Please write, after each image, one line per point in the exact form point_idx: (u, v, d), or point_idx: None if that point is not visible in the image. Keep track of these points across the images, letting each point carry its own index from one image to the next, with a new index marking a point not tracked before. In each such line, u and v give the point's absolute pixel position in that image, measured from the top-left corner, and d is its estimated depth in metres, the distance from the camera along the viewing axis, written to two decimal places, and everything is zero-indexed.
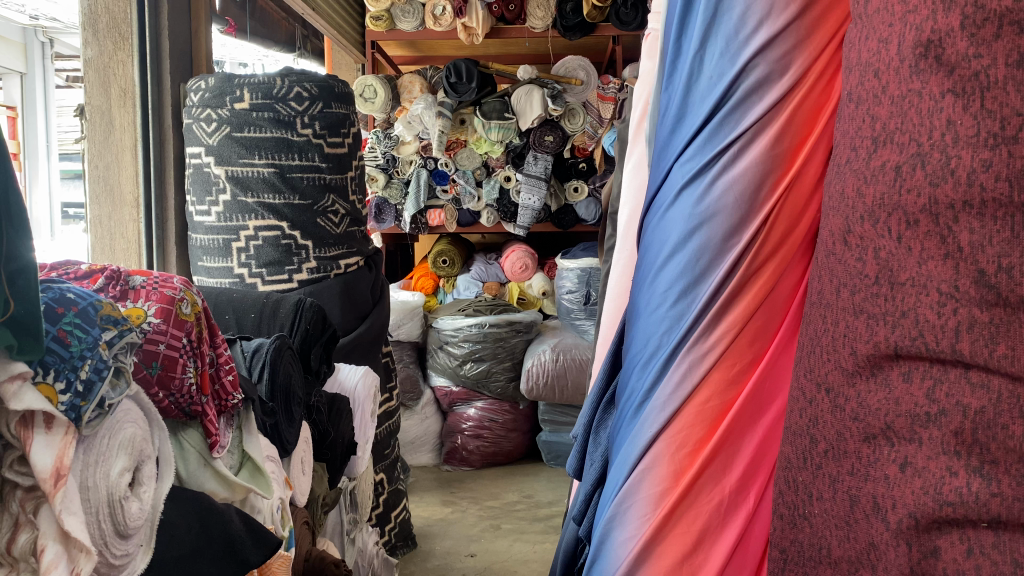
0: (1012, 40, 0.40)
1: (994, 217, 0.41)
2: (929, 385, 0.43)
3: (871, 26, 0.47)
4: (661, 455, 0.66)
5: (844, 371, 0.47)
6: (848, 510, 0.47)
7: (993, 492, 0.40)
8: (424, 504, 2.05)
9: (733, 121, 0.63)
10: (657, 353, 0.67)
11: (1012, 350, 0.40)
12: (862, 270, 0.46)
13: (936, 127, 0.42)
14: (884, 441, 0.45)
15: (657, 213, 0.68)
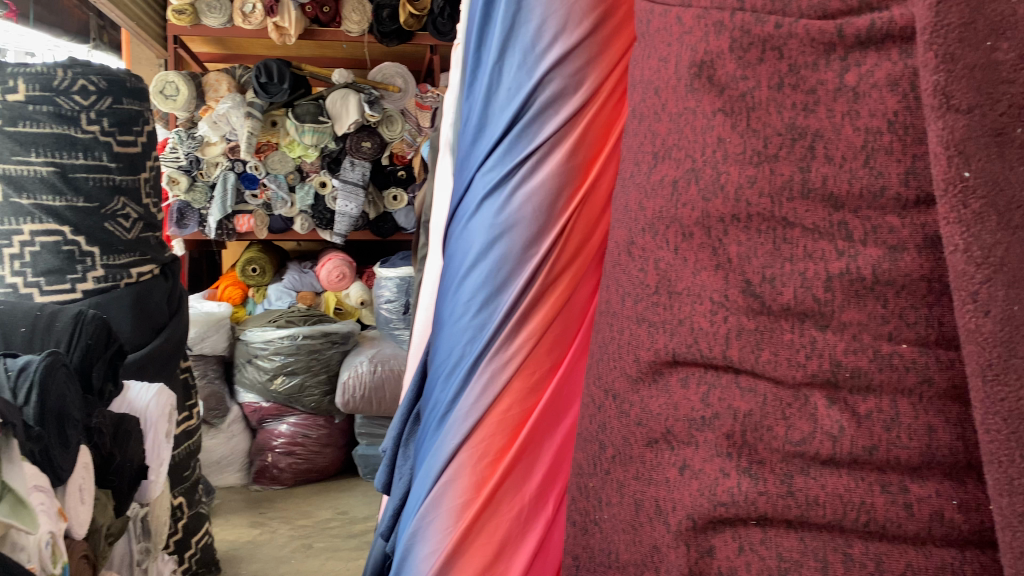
0: (774, 64, 0.43)
1: (759, 231, 0.43)
2: (705, 389, 0.45)
3: (653, 45, 0.50)
4: (463, 466, 0.65)
5: (629, 377, 0.49)
6: (633, 514, 0.48)
7: (759, 491, 0.43)
8: (230, 526, 1.94)
9: (531, 133, 0.63)
10: (459, 364, 0.67)
11: (775, 355, 0.43)
12: (643, 279, 0.48)
13: (708, 144, 0.45)
14: (665, 445, 0.47)
15: (460, 222, 0.67)
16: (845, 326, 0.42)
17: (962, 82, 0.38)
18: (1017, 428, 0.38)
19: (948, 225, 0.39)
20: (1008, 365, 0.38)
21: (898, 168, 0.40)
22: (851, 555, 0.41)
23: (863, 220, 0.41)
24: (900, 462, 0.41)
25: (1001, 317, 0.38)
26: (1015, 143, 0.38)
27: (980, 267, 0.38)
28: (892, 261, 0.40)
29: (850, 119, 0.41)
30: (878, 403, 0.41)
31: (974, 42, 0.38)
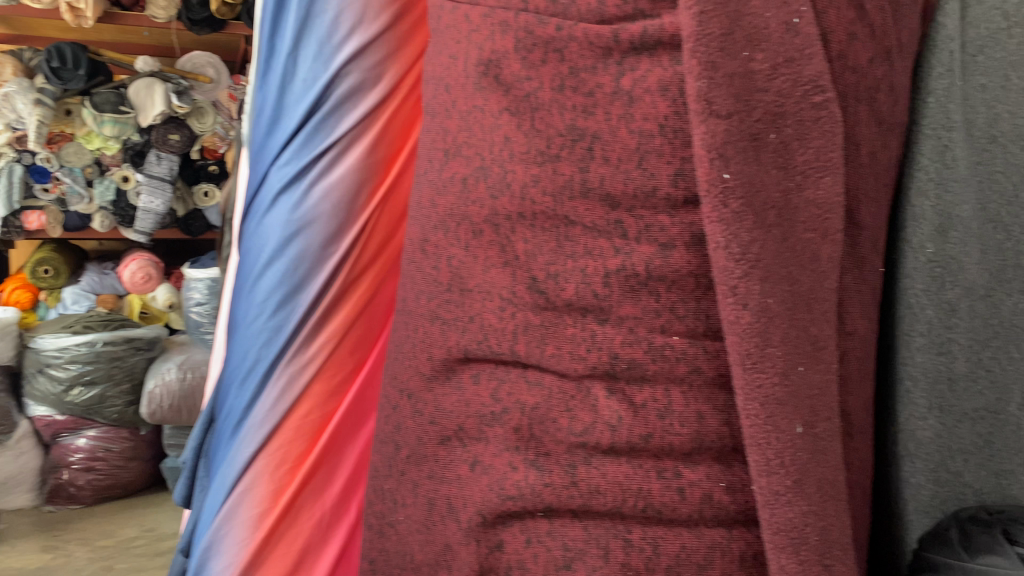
0: (556, 66, 0.44)
1: (543, 228, 0.44)
2: (495, 384, 0.46)
3: (443, 42, 0.50)
4: (260, 474, 0.63)
5: (423, 375, 0.49)
6: (426, 513, 0.48)
7: (545, 482, 0.44)
8: (17, 553, 1.77)
9: (328, 127, 0.61)
10: (254, 369, 0.63)
11: (559, 350, 0.44)
12: (436, 277, 0.48)
13: (496, 142, 0.45)
14: (457, 443, 0.47)
15: (254, 218, 0.64)
16: (622, 320, 0.43)
17: (722, 89, 0.40)
18: (772, 411, 0.41)
19: (711, 224, 0.41)
20: (763, 354, 0.41)
21: (668, 169, 0.42)
22: (631, 540, 0.43)
23: (637, 219, 0.43)
24: (674, 448, 0.44)
25: (757, 308, 0.41)
26: (768, 148, 0.41)
27: (739, 262, 0.41)
28: (663, 257, 0.42)
29: (625, 122, 0.42)
30: (652, 393, 0.44)
31: (732, 53, 0.41)
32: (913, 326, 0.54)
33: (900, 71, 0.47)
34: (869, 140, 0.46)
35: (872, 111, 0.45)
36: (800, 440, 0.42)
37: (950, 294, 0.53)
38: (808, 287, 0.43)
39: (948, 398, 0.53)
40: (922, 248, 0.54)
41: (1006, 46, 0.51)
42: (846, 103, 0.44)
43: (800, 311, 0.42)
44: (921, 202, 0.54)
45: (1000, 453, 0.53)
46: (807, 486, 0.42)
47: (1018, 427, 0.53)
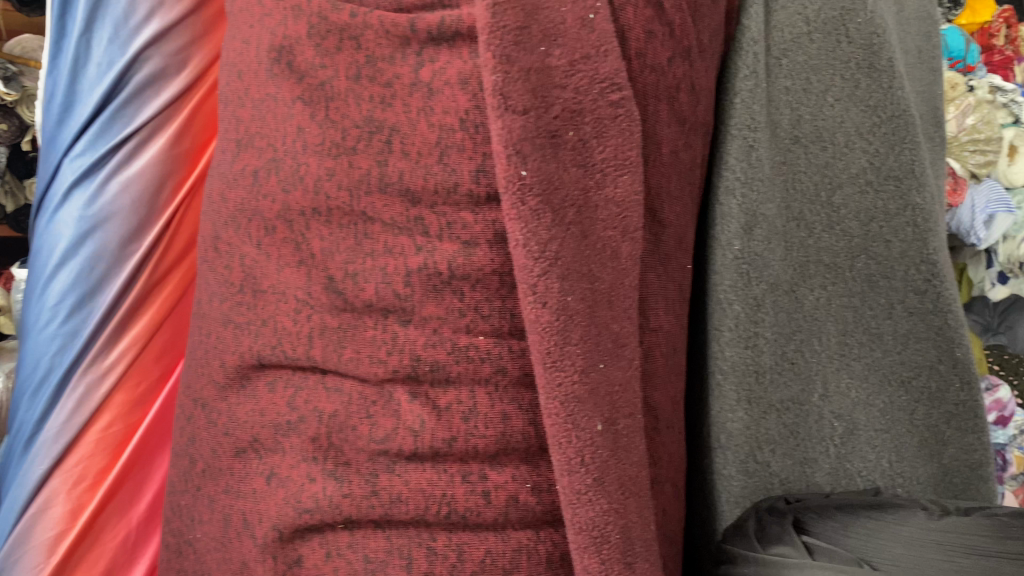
0: (351, 54, 0.42)
1: (340, 225, 0.42)
2: (291, 392, 0.43)
3: (237, 27, 0.48)
4: (57, 493, 0.57)
5: (216, 384, 0.46)
6: (222, 530, 0.45)
7: (343, 493, 0.41)
8: None
9: (126, 116, 0.59)
10: (47, 378, 0.58)
11: (357, 353, 0.42)
12: (227, 278, 0.46)
13: (289, 133, 0.43)
14: (253, 454, 0.44)
15: (43, 215, 0.59)
16: (426, 321, 0.42)
17: (518, 83, 0.39)
18: (572, 410, 0.41)
19: (510, 222, 0.40)
20: (563, 353, 0.40)
21: (469, 165, 0.40)
22: (434, 548, 0.41)
23: (439, 216, 0.41)
24: (478, 451, 0.42)
25: (556, 307, 0.40)
26: (567, 146, 0.41)
27: (538, 260, 0.40)
28: (466, 256, 0.41)
29: (425, 114, 0.41)
30: (457, 395, 0.42)
31: (528, 47, 0.40)
32: (722, 320, 0.55)
33: (701, 71, 0.48)
34: (670, 139, 0.46)
35: (673, 110, 0.46)
36: (601, 438, 0.41)
37: (756, 289, 0.54)
38: (608, 285, 0.43)
39: (755, 390, 0.55)
40: (730, 245, 0.55)
41: (807, 50, 0.56)
42: (645, 101, 0.44)
43: (601, 310, 0.42)
44: (729, 199, 0.55)
45: (803, 442, 0.56)
46: (608, 484, 0.41)
47: (820, 416, 0.57)
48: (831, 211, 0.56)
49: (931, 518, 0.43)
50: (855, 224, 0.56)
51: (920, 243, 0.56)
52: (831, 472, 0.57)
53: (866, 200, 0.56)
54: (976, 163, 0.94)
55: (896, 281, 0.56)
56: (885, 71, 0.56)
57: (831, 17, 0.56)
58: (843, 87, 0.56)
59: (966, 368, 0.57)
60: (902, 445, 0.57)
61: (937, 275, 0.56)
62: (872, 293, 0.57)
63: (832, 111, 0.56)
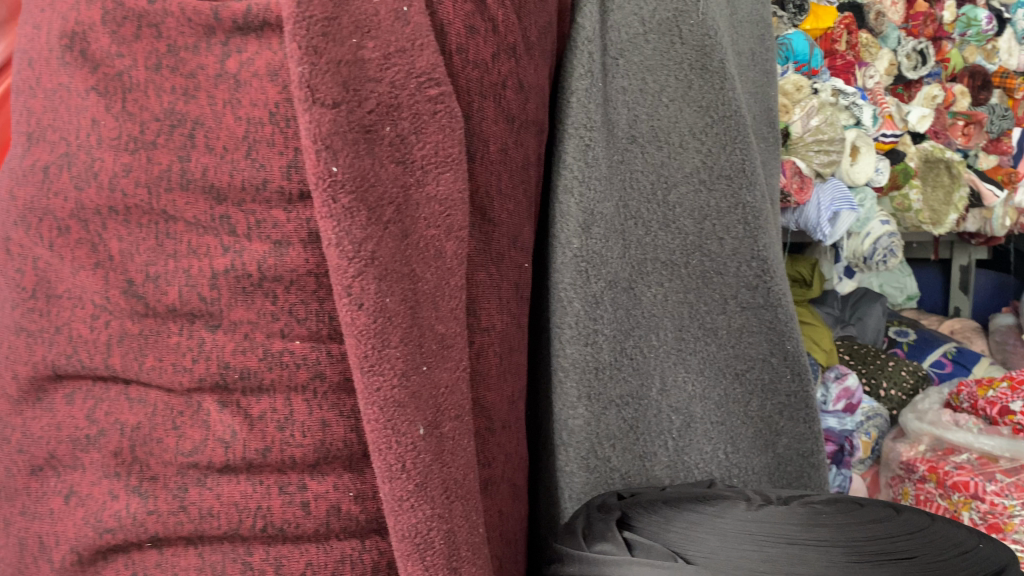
0: (151, 43, 0.40)
1: (139, 224, 0.40)
2: (91, 405, 0.40)
3: (29, 11, 0.44)
4: None
5: (9, 398, 0.42)
6: (18, 555, 0.41)
7: (148, 510, 0.39)
8: None
9: None
10: None
11: (160, 361, 0.39)
12: (20, 282, 0.42)
13: (83, 126, 0.40)
14: (50, 472, 0.41)
15: None
16: (236, 326, 0.40)
17: (326, 76, 0.37)
18: (392, 415, 0.39)
19: (323, 220, 0.38)
20: (382, 356, 0.38)
21: (279, 161, 0.39)
22: (250, 563, 0.39)
23: (247, 214, 0.39)
24: (296, 460, 0.40)
25: (373, 309, 0.38)
26: (383, 141, 0.39)
27: (352, 260, 0.38)
28: (277, 256, 0.39)
29: (231, 107, 0.39)
30: (271, 403, 0.40)
31: (338, 39, 0.38)
32: (562, 318, 0.55)
33: (530, 68, 0.48)
34: (498, 136, 0.45)
35: (500, 107, 0.45)
36: (423, 442, 0.40)
37: (595, 286, 0.55)
38: (432, 285, 0.41)
39: (595, 386, 0.56)
40: (569, 243, 0.55)
41: (643, 50, 0.57)
42: (469, 98, 0.43)
43: (424, 310, 0.40)
44: (567, 198, 0.55)
45: (642, 436, 0.58)
46: (431, 489, 0.40)
47: (659, 410, 0.58)
48: (666, 209, 0.58)
49: (749, 509, 0.44)
50: (689, 223, 0.58)
51: (751, 240, 0.58)
52: (669, 465, 0.59)
53: (700, 199, 0.58)
54: (821, 162, 0.98)
55: (729, 277, 0.59)
56: (718, 72, 0.58)
57: (666, 17, 0.57)
58: (677, 88, 0.58)
59: (797, 361, 0.59)
60: (737, 436, 0.59)
61: (768, 271, 0.59)
62: (707, 289, 0.58)
63: (667, 111, 0.57)
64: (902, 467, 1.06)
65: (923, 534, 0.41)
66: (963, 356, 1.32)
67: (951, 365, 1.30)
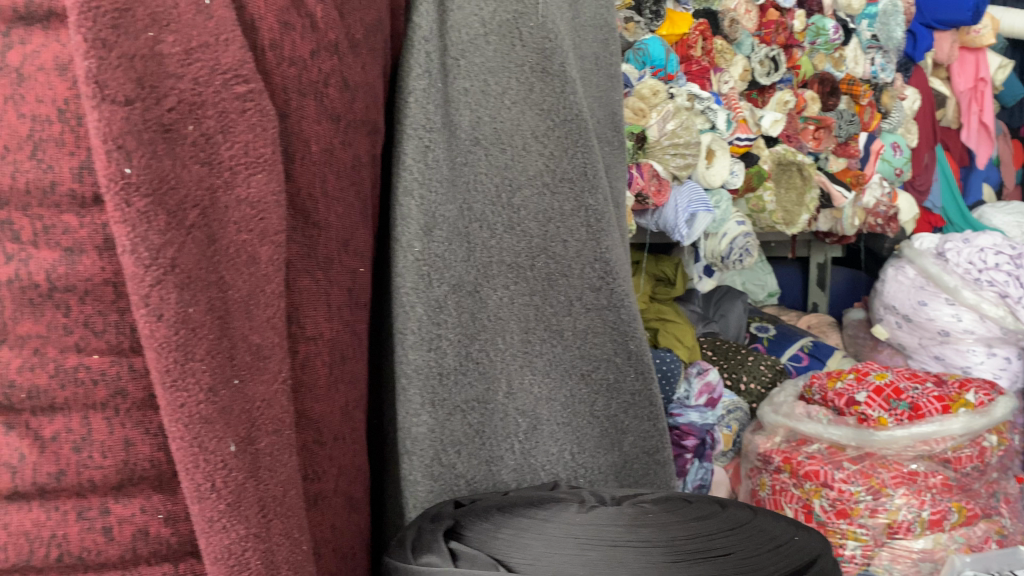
0: None
1: None
2: None
3: None
4: None
5: None
6: None
7: None
8: None
9: None
10: None
11: None
12: None
13: None
14: None
15: None
16: (23, 340, 0.35)
17: (117, 71, 0.34)
18: (199, 432, 0.36)
19: (116, 226, 0.35)
20: (185, 370, 0.36)
21: (69, 161, 0.35)
22: None
23: (32, 220, 0.35)
24: (96, 483, 0.37)
25: (174, 320, 0.35)
26: (185, 141, 0.37)
27: (149, 268, 0.35)
28: (68, 264, 0.35)
29: (13, 103, 0.34)
30: (65, 423, 0.36)
31: (130, 31, 0.35)
32: (404, 324, 0.53)
33: (356, 68, 0.46)
34: (321, 136, 0.44)
35: (322, 105, 0.44)
36: (235, 460, 0.38)
37: (437, 291, 0.54)
38: (245, 293, 0.39)
39: (439, 393, 0.54)
40: (410, 247, 0.53)
41: (484, 51, 0.57)
42: (285, 96, 0.41)
43: (235, 320, 0.38)
44: (407, 200, 0.54)
45: (489, 441, 0.57)
46: (245, 508, 0.38)
47: (505, 414, 0.57)
48: (512, 212, 0.57)
49: (580, 510, 0.44)
50: (534, 224, 0.58)
51: (593, 242, 0.59)
52: (515, 468, 0.57)
53: (544, 201, 0.58)
54: (677, 166, 1.04)
55: (574, 279, 0.59)
56: (558, 75, 0.58)
57: (506, 19, 0.57)
58: (518, 90, 0.57)
59: (640, 359, 0.61)
60: (583, 437, 0.59)
61: (610, 272, 0.60)
62: (553, 292, 0.58)
63: (509, 114, 0.57)
64: (760, 458, 1.10)
65: (742, 529, 0.43)
66: (818, 350, 1.40)
67: (807, 358, 1.39)
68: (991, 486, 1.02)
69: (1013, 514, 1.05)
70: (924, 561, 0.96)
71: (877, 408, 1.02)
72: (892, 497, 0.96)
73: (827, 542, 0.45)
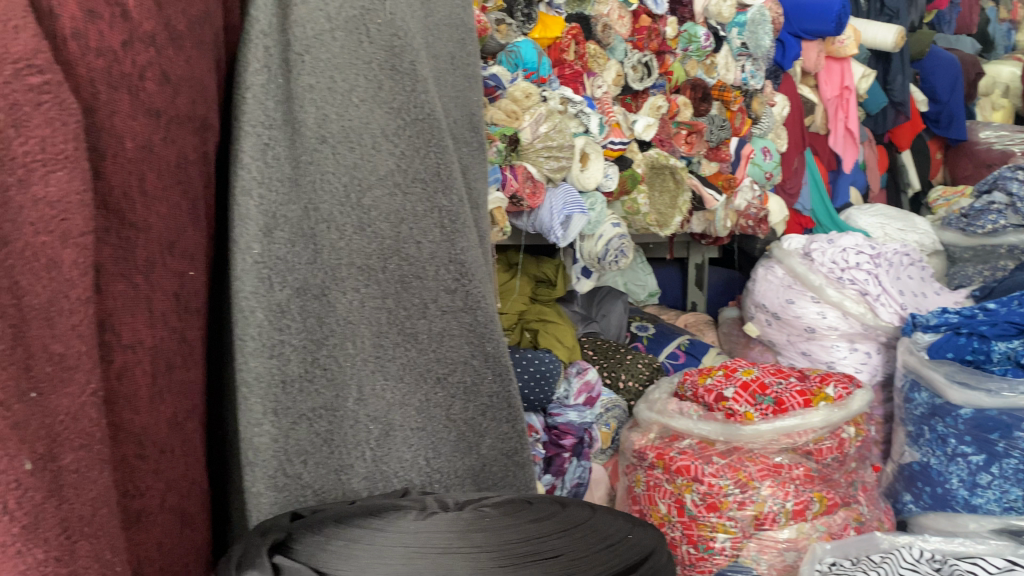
0: None
1: None
2: None
3: None
4: None
5: None
6: None
7: None
8: None
9: None
10: None
11: None
12: None
13: None
14: None
15: None
16: None
17: None
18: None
19: None
20: None
21: None
22: None
23: None
24: None
25: None
26: None
27: None
28: None
29: None
30: None
31: None
32: (244, 330, 0.51)
33: (178, 62, 0.44)
34: (136, 133, 0.41)
35: (136, 99, 0.41)
36: (30, 479, 0.33)
37: (279, 295, 0.52)
38: (46, 299, 0.35)
39: (282, 401, 0.53)
40: (249, 249, 0.51)
41: (330, 47, 0.54)
42: (92, 89, 0.38)
43: (31, 328, 0.35)
44: (245, 200, 0.51)
45: (338, 449, 0.55)
46: (43, 531, 0.34)
47: (355, 421, 0.55)
48: (361, 212, 0.55)
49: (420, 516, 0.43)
50: (386, 226, 0.56)
51: (448, 244, 0.58)
52: (366, 476, 0.56)
53: (395, 202, 0.56)
54: (551, 168, 1.05)
55: (428, 281, 0.57)
56: (408, 73, 0.56)
57: (352, 15, 0.55)
58: (366, 88, 0.55)
59: (497, 361, 0.60)
60: (438, 442, 0.58)
61: (465, 274, 0.58)
62: (406, 294, 0.56)
63: (357, 111, 0.55)
64: (634, 455, 1.12)
65: (574, 529, 0.43)
66: (694, 347, 1.45)
67: (684, 356, 1.42)
68: (851, 475, 1.07)
69: (869, 501, 1.10)
70: (789, 551, 0.99)
71: (744, 403, 1.05)
72: (758, 489, 0.99)
73: (660, 539, 0.46)
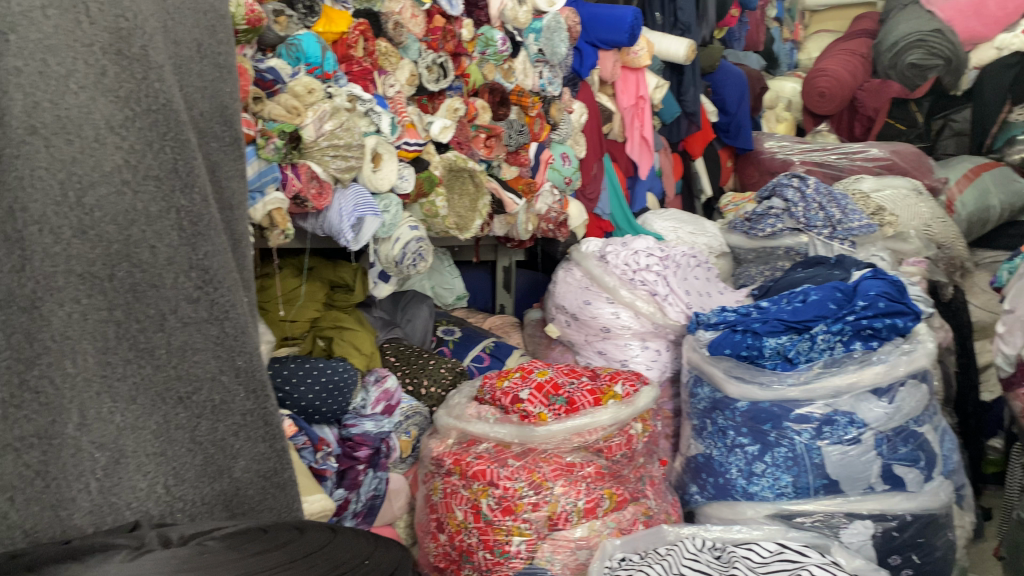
0: None
1: None
2: None
3: None
4: None
5: None
6: None
7: None
8: None
9: None
10: None
11: None
12: None
13: None
14: None
15: None
16: None
17: None
18: None
19: None
20: None
21: None
22: None
23: None
24: None
25: None
26: None
27: None
28: None
29: None
30: None
31: None
32: None
33: None
34: None
35: None
36: None
37: None
38: None
39: None
40: None
41: (41, 26, 0.47)
42: None
43: None
44: None
45: (55, 482, 0.49)
46: None
47: (77, 448, 0.49)
48: (82, 213, 0.49)
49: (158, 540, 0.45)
50: (112, 228, 0.50)
51: (188, 248, 0.53)
52: (91, 511, 0.50)
53: (124, 201, 0.50)
54: (338, 167, 1.03)
55: (166, 290, 0.52)
56: (138, 59, 0.51)
57: None
58: (88, 73, 0.49)
59: (250, 377, 0.56)
60: (180, 468, 0.54)
61: (210, 282, 0.54)
62: (138, 305, 0.51)
63: (76, 100, 0.48)
64: (433, 462, 1.10)
65: (305, 559, 0.49)
66: (499, 349, 1.45)
67: (489, 358, 1.43)
68: (639, 471, 1.10)
69: (657, 495, 1.14)
70: (581, 549, 1.01)
71: (538, 404, 1.06)
72: (552, 489, 1.00)
73: (394, 561, 0.54)
